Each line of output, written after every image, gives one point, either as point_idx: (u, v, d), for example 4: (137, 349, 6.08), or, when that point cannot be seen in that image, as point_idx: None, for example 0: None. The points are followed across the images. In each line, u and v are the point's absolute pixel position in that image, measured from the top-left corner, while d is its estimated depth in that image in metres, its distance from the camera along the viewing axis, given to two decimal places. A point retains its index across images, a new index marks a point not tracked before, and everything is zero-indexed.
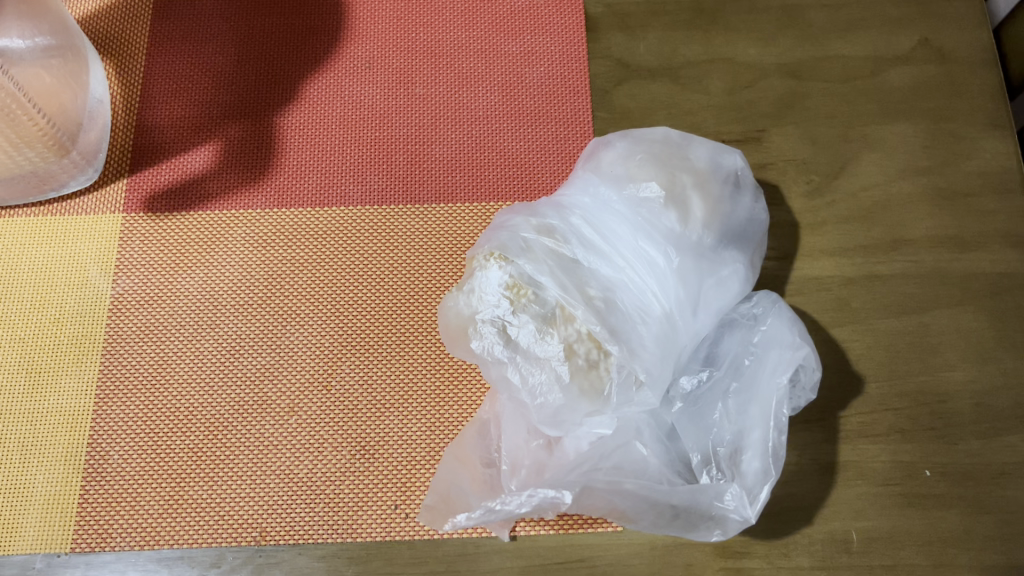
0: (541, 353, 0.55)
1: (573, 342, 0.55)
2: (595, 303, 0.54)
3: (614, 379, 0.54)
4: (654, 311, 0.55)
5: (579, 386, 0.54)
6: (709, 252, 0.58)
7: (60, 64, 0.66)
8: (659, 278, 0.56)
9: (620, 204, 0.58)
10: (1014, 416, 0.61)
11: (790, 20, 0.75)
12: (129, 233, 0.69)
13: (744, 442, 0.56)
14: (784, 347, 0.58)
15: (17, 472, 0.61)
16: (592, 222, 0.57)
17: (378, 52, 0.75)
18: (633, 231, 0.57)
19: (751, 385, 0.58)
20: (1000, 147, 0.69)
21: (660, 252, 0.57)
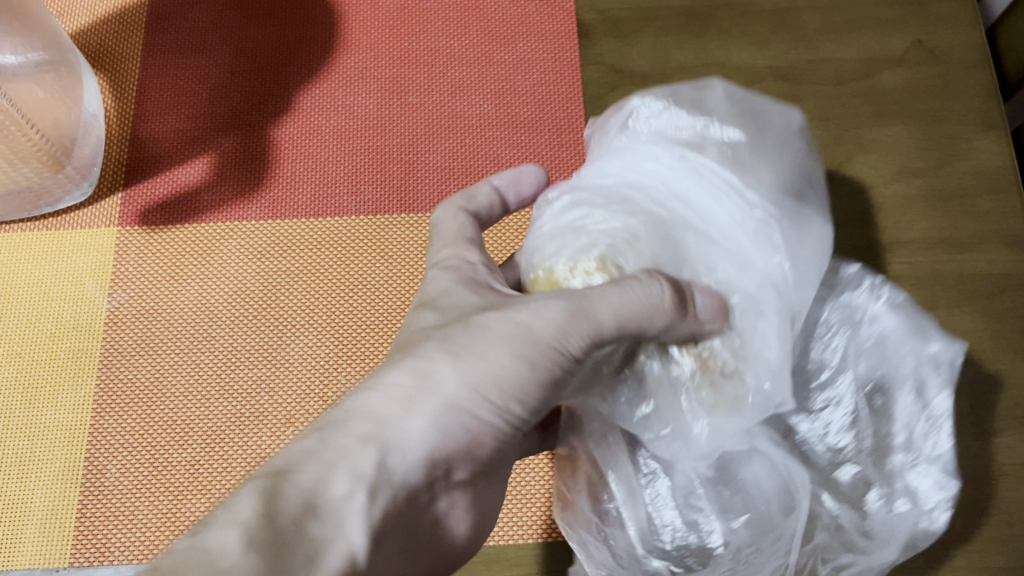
0: (670, 384, 0.41)
1: (704, 354, 0.40)
2: (718, 315, 0.40)
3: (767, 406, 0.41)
4: (772, 308, 0.41)
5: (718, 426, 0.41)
6: (795, 206, 0.43)
7: (53, 79, 0.67)
8: (771, 264, 0.42)
9: (705, 172, 0.43)
10: (1013, 417, 0.60)
11: (783, 24, 0.75)
12: (123, 247, 0.69)
13: (897, 443, 0.46)
14: (915, 343, 0.46)
15: (16, 488, 0.61)
16: (673, 194, 0.43)
17: (370, 63, 0.75)
18: (731, 199, 0.42)
19: (878, 375, 0.47)
20: (996, 146, 0.69)
21: (769, 228, 0.42)
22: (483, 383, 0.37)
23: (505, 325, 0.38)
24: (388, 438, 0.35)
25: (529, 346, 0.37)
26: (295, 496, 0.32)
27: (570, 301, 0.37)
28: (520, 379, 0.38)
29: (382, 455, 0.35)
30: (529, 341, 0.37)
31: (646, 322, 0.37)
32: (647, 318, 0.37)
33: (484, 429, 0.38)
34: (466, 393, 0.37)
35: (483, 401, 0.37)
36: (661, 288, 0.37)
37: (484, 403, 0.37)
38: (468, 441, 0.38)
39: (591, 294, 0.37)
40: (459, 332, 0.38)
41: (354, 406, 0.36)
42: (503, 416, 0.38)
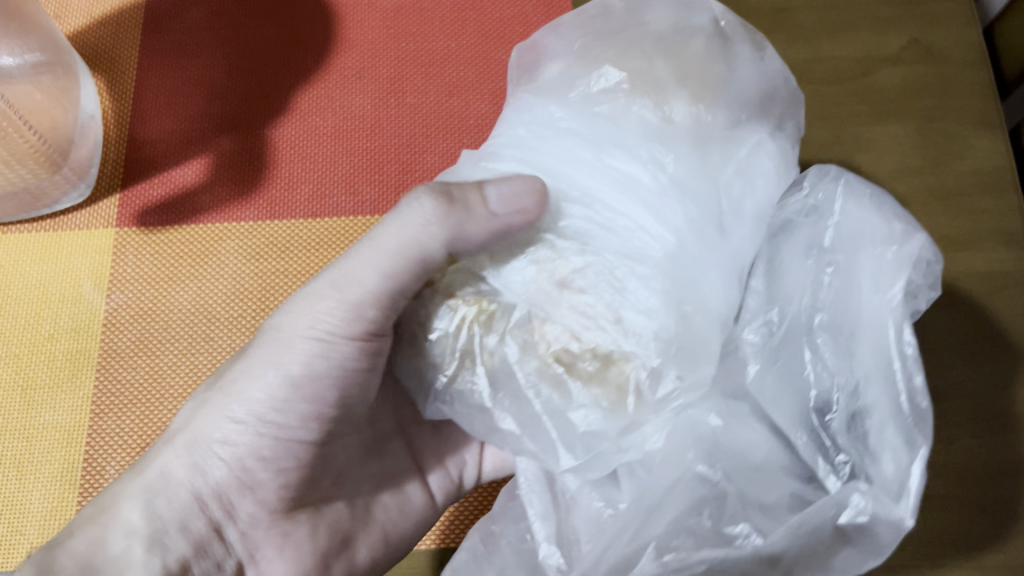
0: (511, 364, 0.39)
1: (523, 321, 0.39)
2: (565, 279, 0.38)
3: (644, 367, 0.36)
4: (654, 257, 0.37)
5: (597, 407, 0.38)
6: (720, 137, 0.39)
7: (50, 81, 0.67)
8: (654, 206, 0.38)
9: (591, 121, 0.40)
10: (1012, 416, 0.60)
11: (780, 23, 0.75)
12: (121, 249, 0.69)
13: (843, 378, 0.40)
14: (878, 250, 0.41)
15: (15, 489, 0.61)
16: (535, 156, 0.41)
17: (367, 63, 0.75)
18: (591, 148, 0.39)
19: (845, 305, 0.41)
20: (993, 145, 0.69)
21: (654, 167, 0.38)
22: (224, 406, 0.45)
23: (263, 342, 0.45)
24: (157, 487, 0.45)
25: (274, 350, 0.44)
26: (69, 563, 0.43)
27: (325, 281, 0.44)
28: (270, 387, 0.44)
29: (161, 498, 0.44)
30: (285, 347, 0.44)
31: (419, 245, 0.40)
32: (417, 245, 0.40)
33: (243, 450, 0.45)
34: (217, 423, 0.45)
35: (237, 421, 0.45)
36: (424, 201, 0.40)
37: (241, 424, 0.45)
38: (236, 470, 0.45)
39: (340, 261, 0.44)
40: (226, 366, 0.47)
41: (154, 459, 0.46)
42: (269, 429, 0.45)
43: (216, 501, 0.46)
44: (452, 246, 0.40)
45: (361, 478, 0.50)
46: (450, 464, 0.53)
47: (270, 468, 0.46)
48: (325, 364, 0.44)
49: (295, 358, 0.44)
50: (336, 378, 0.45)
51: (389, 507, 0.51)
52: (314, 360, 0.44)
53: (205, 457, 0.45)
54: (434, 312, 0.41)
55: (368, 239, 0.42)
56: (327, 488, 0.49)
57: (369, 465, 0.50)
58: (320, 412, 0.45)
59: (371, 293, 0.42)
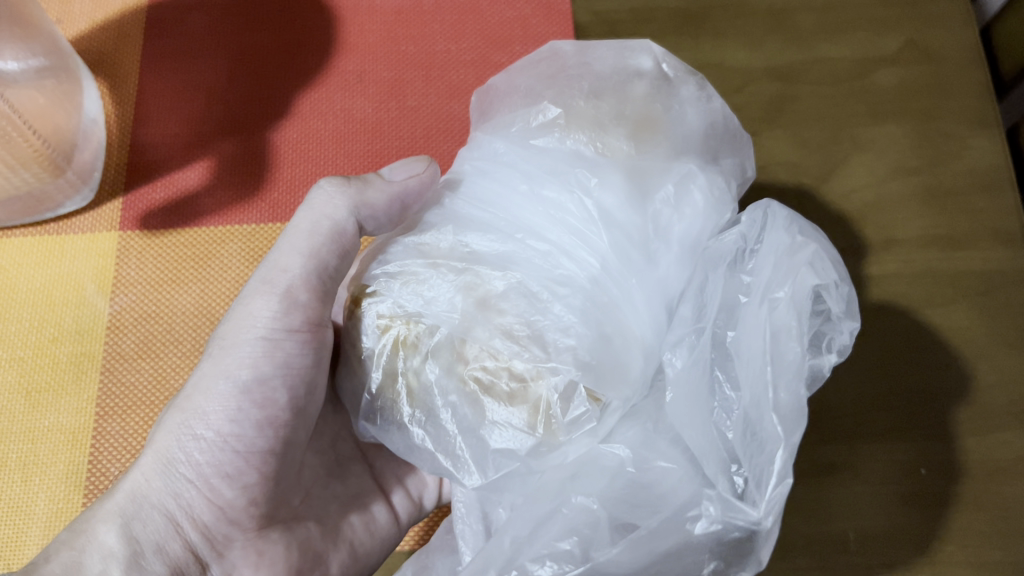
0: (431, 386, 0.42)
1: (442, 343, 0.42)
2: (486, 300, 0.41)
3: (554, 390, 0.40)
4: (579, 277, 0.40)
5: (511, 423, 0.41)
6: (654, 169, 0.42)
7: (53, 85, 0.68)
8: (582, 234, 0.41)
9: (530, 155, 0.44)
10: (1010, 413, 0.61)
11: (778, 24, 0.75)
12: (125, 251, 0.70)
13: (742, 399, 0.40)
14: (788, 271, 0.42)
15: (20, 491, 0.62)
16: (471, 191, 0.44)
17: (368, 66, 0.76)
18: (525, 180, 0.43)
19: (748, 327, 0.41)
20: (990, 144, 0.69)
21: (581, 198, 0.42)
22: (182, 424, 0.45)
23: (208, 354, 0.47)
24: (128, 515, 0.44)
25: (223, 358, 0.46)
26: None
27: (257, 281, 0.48)
28: (224, 395, 0.45)
29: (135, 524, 0.44)
30: (232, 353, 0.46)
31: (330, 216, 0.48)
32: (328, 218, 0.48)
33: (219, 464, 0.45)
34: (176, 441, 0.45)
35: (197, 436, 0.45)
36: (325, 182, 0.49)
37: (201, 439, 0.45)
38: (204, 489, 0.45)
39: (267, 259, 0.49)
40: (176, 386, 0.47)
41: (118, 489, 0.45)
42: (229, 441, 0.45)
43: (190, 524, 0.45)
44: (359, 211, 0.48)
45: (326, 500, 0.51)
46: (409, 484, 0.55)
47: (235, 484, 0.45)
48: (272, 364, 0.46)
49: (242, 361, 0.46)
50: (284, 378, 0.46)
51: (355, 527, 0.52)
52: (258, 360, 0.46)
53: (171, 477, 0.45)
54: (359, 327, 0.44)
55: (287, 232, 0.49)
56: (296, 506, 0.49)
57: (331, 487, 0.52)
58: (274, 416, 0.46)
59: (300, 275, 0.47)
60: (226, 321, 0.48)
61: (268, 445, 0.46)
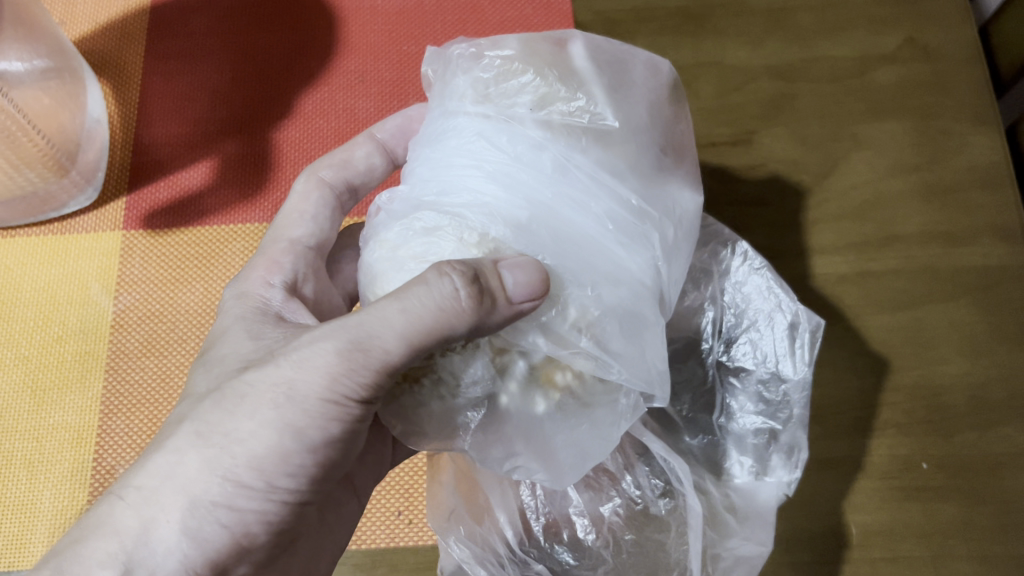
0: (525, 418, 0.41)
1: (542, 374, 0.40)
2: (599, 336, 0.39)
3: (627, 410, 0.42)
4: (652, 313, 0.42)
5: (592, 445, 0.42)
6: (651, 190, 0.44)
7: (58, 87, 0.68)
8: (630, 241, 0.42)
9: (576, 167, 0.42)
10: (1011, 407, 0.61)
11: (778, 23, 0.76)
12: (128, 251, 0.70)
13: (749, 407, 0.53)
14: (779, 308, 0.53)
15: (25, 489, 0.62)
16: (542, 207, 0.40)
17: (370, 66, 0.76)
18: (586, 196, 0.42)
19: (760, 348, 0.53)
20: (990, 141, 0.70)
21: (644, 233, 0.43)
22: (226, 468, 0.40)
23: (270, 398, 0.40)
24: (135, 558, 0.39)
25: (292, 411, 0.39)
26: None
27: (345, 335, 0.38)
28: (285, 451, 0.40)
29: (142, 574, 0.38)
30: (302, 406, 0.39)
31: (447, 324, 0.36)
32: (446, 327, 0.36)
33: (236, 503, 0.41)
34: (211, 484, 0.40)
35: (240, 484, 0.40)
36: (455, 276, 0.36)
37: (243, 486, 0.40)
38: (236, 535, 0.41)
39: (364, 315, 0.38)
40: (213, 417, 0.40)
41: (126, 523, 0.39)
42: (276, 493, 0.41)
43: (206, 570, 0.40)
44: (473, 327, 0.38)
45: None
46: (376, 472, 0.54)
47: (270, 528, 0.42)
48: (340, 427, 0.41)
49: (309, 420, 0.40)
50: (347, 438, 0.42)
51: (332, 530, 0.51)
52: (331, 424, 0.40)
53: (196, 522, 0.40)
54: (462, 367, 0.40)
55: (394, 298, 0.37)
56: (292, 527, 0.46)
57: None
58: (322, 468, 0.42)
59: (396, 359, 0.38)
60: (290, 357, 0.40)
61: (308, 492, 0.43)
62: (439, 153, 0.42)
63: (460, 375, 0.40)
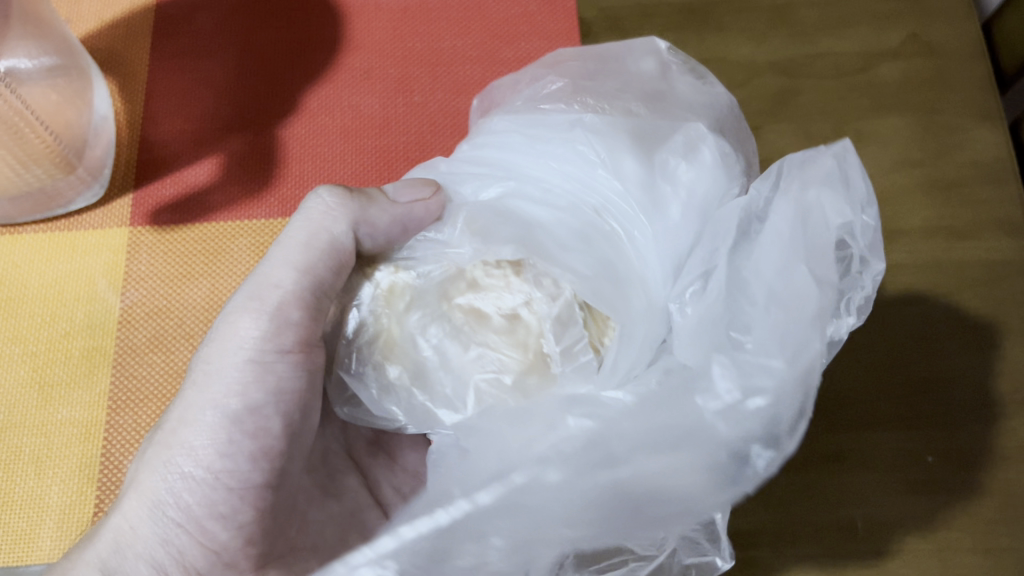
0: (411, 327, 0.41)
1: (429, 287, 0.42)
2: (482, 230, 0.41)
3: (549, 315, 0.40)
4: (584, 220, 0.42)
5: (499, 356, 0.40)
6: (633, 125, 0.44)
7: (65, 84, 0.68)
8: (584, 184, 0.43)
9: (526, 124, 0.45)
10: (1015, 401, 0.61)
11: (781, 19, 0.76)
12: (135, 247, 0.70)
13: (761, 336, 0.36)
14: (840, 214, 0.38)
15: (33, 485, 0.62)
16: (480, 154, 0.46)
17: (375, 62, 0.76)
18: (529, 143, 0.44)
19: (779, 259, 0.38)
20: (993, 136, 0.70)
21: (577, 148, 0.43)
22: (167, 461, 0.43)
23: (193, 381, 0.44)
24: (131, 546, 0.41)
25: (209, 387, 0.43)
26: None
27: (246, 292, 0.45)
28: (211, 428, 0.43)
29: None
30: (218, 380, 0.43)
31: (325, 228, 0.45)
32: (326, 231, 0.45)
33: None
34: (160, 479, 0.43)
35: (185, 475, 0.43)
36: (325, 194, 0.46)
37: (190, 477, 0.43)
38: (195, 532, 0.43)
39: (259, 269, 0.46)
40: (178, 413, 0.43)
41: (102, 534, 0.44)
42: (220, 478, 0.43)
43: (178, 568, 0.43)
44: (360, 227, 0.45)
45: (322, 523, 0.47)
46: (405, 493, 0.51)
47: (229, 525, 0.43)
48: (261, 389, 0.43)
49: (229, 389, 0.43)
50: (276, 405, 0.44)
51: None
52: (248, 386, 0.43)
53: (158, 521, 0.43)
54: (359, 289, 0.44)
55: (281, 242, 0.46)
56: (294, 536, 0.46)
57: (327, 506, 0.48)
58: (267, 446, 0.43)
59: (292, 290, 0.44)
60: (211, 340, 0.45)
61: (262, 478, 0.44)
62: (439, 159, 0.50)
63: (355, 296, 0.44)
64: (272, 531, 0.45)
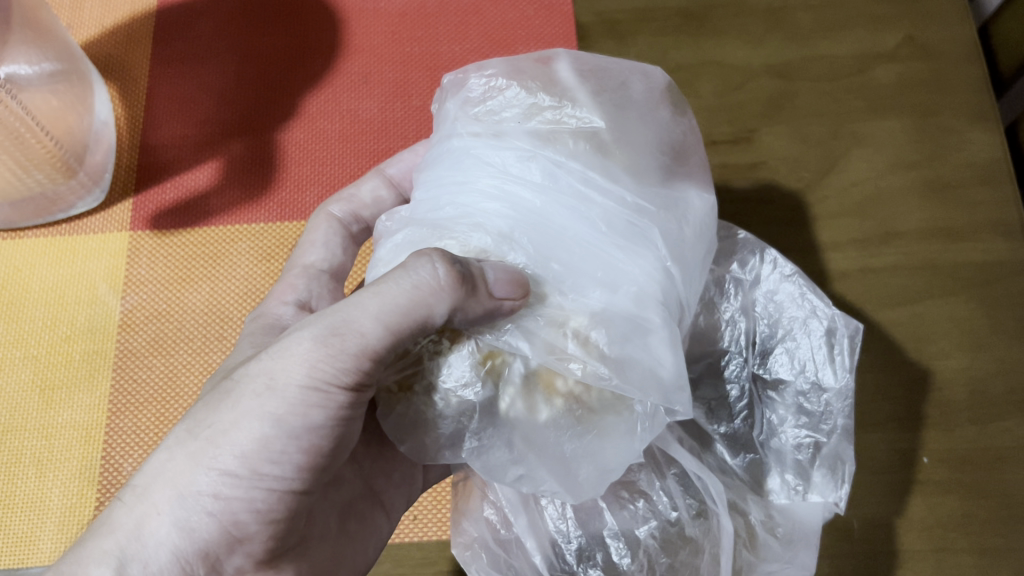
0: (527, 423, 0.40)
1: (535, 378, 0.40)
2: (585, 338, 0.39)
3: (642, 414, 0.41)
4: (658, 316, 0.41)
5: (607, 449, 0.41)
6: (660, 194, 0.44)
7: (66, 88, 0.69)
8: (638, 257, 0.42)
9: (562, 173, 0.43)
10: (1009, 401, 0.61)
11: (778, 22, 0.76)
12: (135, 250, 0.71)
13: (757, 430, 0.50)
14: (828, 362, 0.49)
15: (34, 486, 0.63)
16: (526, 215, 0.41)
17: (373, 67, 0.77)
18: (582, 211, 0.42)
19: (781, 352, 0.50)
20: (989, 138, 0.70)
21: (636, 233, 0.42)
22: (211, 458, 0.40)
23: (252, 389, 0.41)
24: (128, 552, 0.40)
25: (267, 399, 0.40)
26: None
27: (324, 326, 0.40)
28: (265, 439, 0.40)
29: (135, 566, 0.40)
30: (280, 395, 0.40)
31: (425, 306, 0.38)
32: (425, 308, 0.38)
33: (232, 506, 0.41)
34: (200, 474, 0.40)
35: (225, 473, 0.40)
36: (438, 262, 0.38)
37: (229, 475, 0.40)
38: (225, 524, 0.41)
39: (343, 305, 0.40)
40: (204, 413, 0.42)
41: (123, 520, 0.41)
42: (263, 480, 0.40)
43: (201, 564, 0.41)
44: (456, 313, 0.39)
45: (326, 512, 0.47)
46: (399, 482, 0.53)
47: (261, 519, 0.41)
48: (324, 416, 0.41)
49: (291, 409, 0.40)
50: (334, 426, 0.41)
51: (355, 539, 0.49)
52: (312, 412, 0.40)
53: (184, 510, 0.40)
54: (440, 367, 0.40)
55: (375, 286, 0.39)
56: (304, 529, 0.45)
57: (331, 496, 0.48)
58: (314, 462, 0.42)
59: (373, 346, 0.39)
60: (271, 350, 0.41)
61: (299, 484, 0.42)
62: (449, 173, 0.44)
63: (438, 376, 0.41)
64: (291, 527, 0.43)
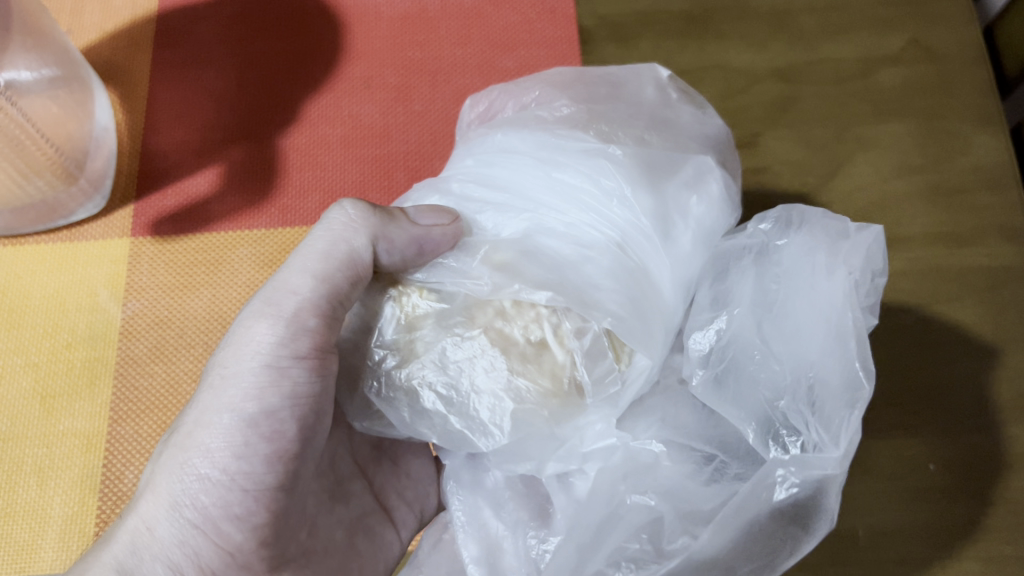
0: (439, 355, 0.40)
1: (461, 314, 0.41)
2: (507, 266, 0.40)
3: (579, 349, 0.39)
4: (605, 252, 0.41)
5: (531, 385, 0.39)
6: (653, 163, 0.43)
7: (66, 95, 0.68)
8: (596, 209, 0.42)
9: (530, 140, 0.44)
10: (1017, 408, 0.61)
11: (781, 25, 0.76)
12: (137, 258, 0.70)
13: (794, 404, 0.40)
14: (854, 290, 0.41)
15: (35, 495, 0.63)
16: (483, 175, 0.44)
17: (374, 71, 0.76)
18: (538, 162, 0.43)
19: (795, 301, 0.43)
20: (995, 142, 0.70)
21: (594, 177, 0.42)
22: (183, 464, 0.42)
23: (208, 385, 0.43)
24: (126, 564, 0.42)
25: (225, 390, 0.42)
26: None
27: (262, 300, 0.44)
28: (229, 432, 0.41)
29: None
30: (234, 383, 0.42)
31: (347, 241, 0.43)
32: (345, 243, 0.43)
33: None
34: (182, 480, 0.42)
35: (201, 477, 0.41)
36: (348, 206, 0.44)
37: (206, 479, 0.41)
38: (211, 534, 0.42)
39: (276, 279, 0.44)
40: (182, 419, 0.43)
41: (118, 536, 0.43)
42: (236, 480, 0.41)
43: (193, 568, 0.42)
44: (379, 245, 0.43)
45: (332, 525, 0.47)
46: (411, 500, 0.52)
47: (244, 526, 0.42)
48: (278, 395, 0.42)
49: (246, 394, 0.42)
50: (292, 408, 0.42)
51: (364, 555, 0.49)
52: (265, 392, 0.42)
53: (175, 522, 0.41)
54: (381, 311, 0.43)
55: (298, 252, 0.44)
56: (305, 539, 0.45)
57: (336, 511, 0.47)
58: (282, 450, 0.42)
59: (309, 299, 0.43)
60: (226, 345, 0.44)
61: (278, 481, 0.42)
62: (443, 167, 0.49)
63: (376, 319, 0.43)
64: (284, 533, 0.43)
